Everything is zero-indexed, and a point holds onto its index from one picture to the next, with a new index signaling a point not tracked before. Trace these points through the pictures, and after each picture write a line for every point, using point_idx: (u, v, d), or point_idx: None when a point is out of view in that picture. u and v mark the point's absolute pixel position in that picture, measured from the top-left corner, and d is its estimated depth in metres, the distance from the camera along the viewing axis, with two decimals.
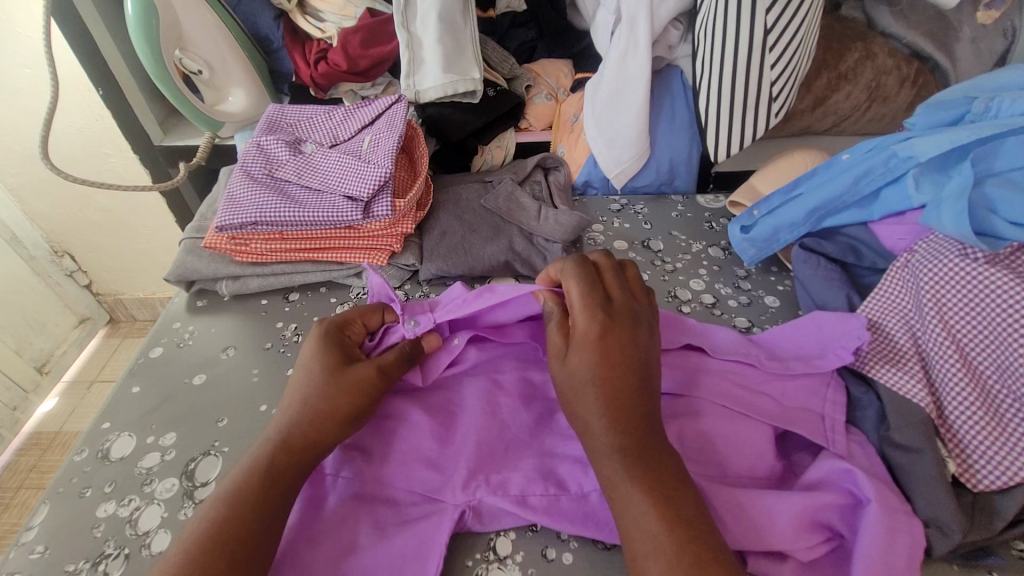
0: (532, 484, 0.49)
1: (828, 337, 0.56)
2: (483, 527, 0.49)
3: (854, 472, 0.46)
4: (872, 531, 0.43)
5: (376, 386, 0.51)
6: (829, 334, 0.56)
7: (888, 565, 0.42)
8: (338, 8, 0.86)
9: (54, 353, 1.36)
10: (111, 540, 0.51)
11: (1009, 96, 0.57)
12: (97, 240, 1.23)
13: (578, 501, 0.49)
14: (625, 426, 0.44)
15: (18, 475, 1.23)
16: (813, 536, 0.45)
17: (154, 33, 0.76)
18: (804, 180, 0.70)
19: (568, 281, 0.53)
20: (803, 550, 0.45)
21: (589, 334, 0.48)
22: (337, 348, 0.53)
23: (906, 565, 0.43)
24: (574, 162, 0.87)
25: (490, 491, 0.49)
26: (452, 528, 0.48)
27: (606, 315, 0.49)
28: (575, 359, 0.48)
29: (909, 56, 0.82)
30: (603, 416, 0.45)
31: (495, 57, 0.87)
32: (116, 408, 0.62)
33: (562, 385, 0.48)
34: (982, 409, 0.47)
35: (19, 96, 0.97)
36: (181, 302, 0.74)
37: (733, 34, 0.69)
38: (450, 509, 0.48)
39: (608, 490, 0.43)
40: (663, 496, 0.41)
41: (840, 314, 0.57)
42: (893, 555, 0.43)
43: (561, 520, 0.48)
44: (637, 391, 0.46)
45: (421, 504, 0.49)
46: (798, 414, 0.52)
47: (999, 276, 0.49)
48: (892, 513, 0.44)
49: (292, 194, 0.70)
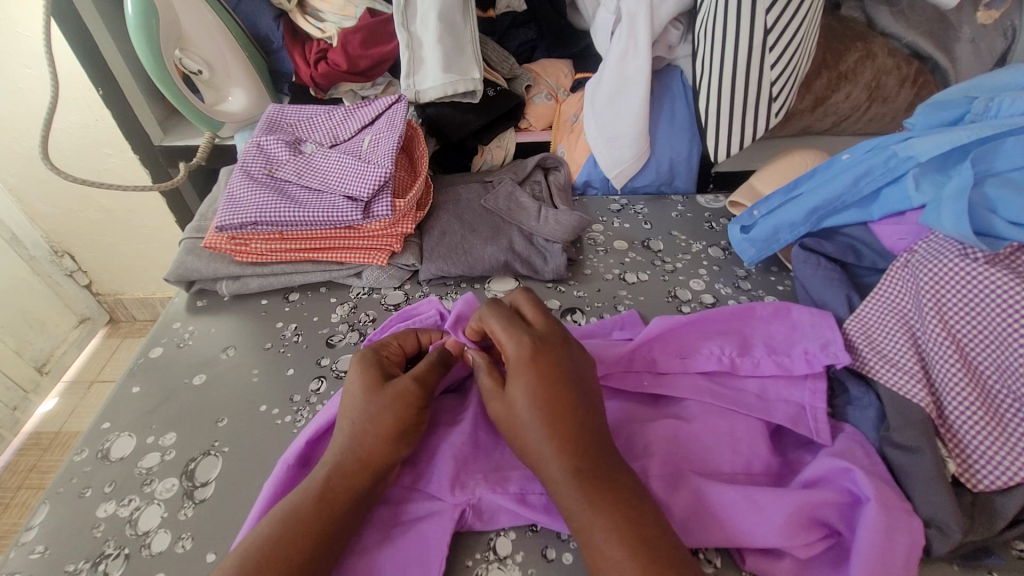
0: (532, 484, 0.49)
1: (797, 334, 0.58)
2: (485, 526, 0.49)
3: (853, 470, 0.46)
4: (872, 528, 0.43)
5: (418, 394, 0.49)
6: (799, 331, 0.58)
7: (887, 562, 0.42)
8: (338, 7, 0.86)
9: (54, 353, 1.36)
10: (111, 540, 0.51)
11: (1009, 96, 0.57)
12: (97, 240, 1.23)
13: None
14: (572, 442, 0.43)
15: (18, 475, 1.23)
16: (810, 533, 0.45)
17: (155, 33, 0.76)
18: (804, 180, 0.70)
19: (486, 320, 0.51)
20: (802, 547, 0.45)
21: (521, 362, 0.46)
22: (376, 365, 0.51)
23: (905, 563, 0.43)
24: (574, 162, 0.87)
25: (489, 491, 0.49)
26: (453, 528, 0.48)
27: (540, 337, 0.48)
28: (511, 387, 0.46)
29: (909, 56, 0.82)
30: (545, 437, 0.43)
31: (495, 57, 0.87)
32: (117, 408, 0.62)
33: (497, 412, 0.47)
34: (982, 409, 0.47)
35: (19, 96, 0.97)
36: (181, 302, 0.74)
37: (733, 34, 0.69)
38: (449, 509, 0.48)
39: (570, 515, 0.42)
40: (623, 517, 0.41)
41: (815, 312, 0.59)
42: (892, 553, 0.43)
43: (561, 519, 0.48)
44: (573, 402, 0.45)
45: (420, 506, 0.49)
46: (779, 405, 0.54)
47: (1000, 276, 0.49)
48: (891, 511, 0.44)
49: (292, 194, 0.70)
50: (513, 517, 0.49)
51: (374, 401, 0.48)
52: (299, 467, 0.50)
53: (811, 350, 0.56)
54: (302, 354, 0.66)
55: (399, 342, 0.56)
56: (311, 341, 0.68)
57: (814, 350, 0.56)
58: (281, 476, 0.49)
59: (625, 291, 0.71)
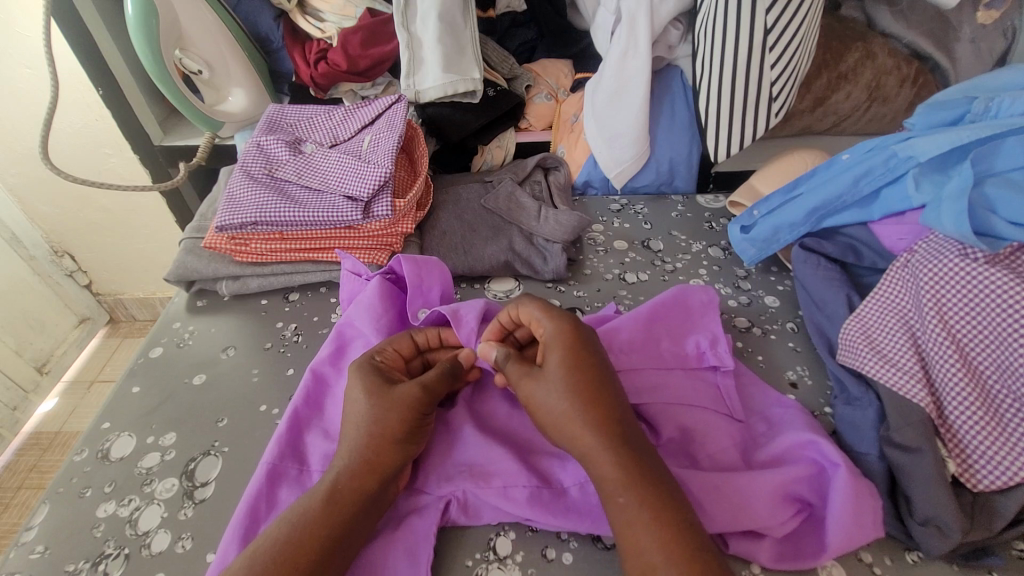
0: (514, 477, 0.49)
1: (686, 315, 0.59)
2: (471, 521, 0.50)
3: (817, 441, 0.48)
4: (843, 495, 0.45)
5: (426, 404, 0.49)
6: (687, 313, 0.59)
7: (859, 526, 0.45)
8: (338, 8, 0.86)
9: (54, 353, 1.35)
10: (111, 540, 0.51)
11: (1009, 96, 0.57)
12: (97, 240, 1.23)
13: (559, 495, 0.49)
14: (609, 422, 0.44)
15: (18, 475, 1.22)
16: (787, 511, 0.46)
17: (154, 34, 0.76)
18: (805, 180, 0.70)
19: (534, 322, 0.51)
20: (778, 526, 0.46)
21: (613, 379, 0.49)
22: (375, 372, 0.50)
23: (874, 524, 0.45)
24: (574, 162, 0.87)
25: (473, 485, 0.49)
26: (438, 522, 0.48)
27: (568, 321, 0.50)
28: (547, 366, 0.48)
29: (909, 56, 0.82)
30: (580, 415, 0.44)
31: (495, 57, 0.87)
32: (117, 408, 0.62)
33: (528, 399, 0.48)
34: (982, 409, 0.47)
35: (20, 96, 0.97)
36: (181, 302, 0.74)
37: (733, 34, 0.69)
38: (433, 499, 0.49)
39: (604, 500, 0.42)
40: (660, 508, 0.40)
41: (693, 290, 0.60)
42: (863, 517, 0.45)
43: (541, 511, 0.48)
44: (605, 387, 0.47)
45: (405, 505, 0.49)
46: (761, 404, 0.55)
47: (999, 275, 0.49)
48: (856, 479, 0.46)
49: (292, 194, 0.70)
50: (497, 514, 0.49)
51: (380, 409, 0.47)
52: (281, 464, 0.51)
53: (702, 345, 0.57)
54: (302, 354, 0.66)
55: (394, 348, 0.54)
56: (311, 341, 0.68)
57: (705, 345, 0.57)
58: (261, 481, 0.50)
59: (625, 291, 0.71)
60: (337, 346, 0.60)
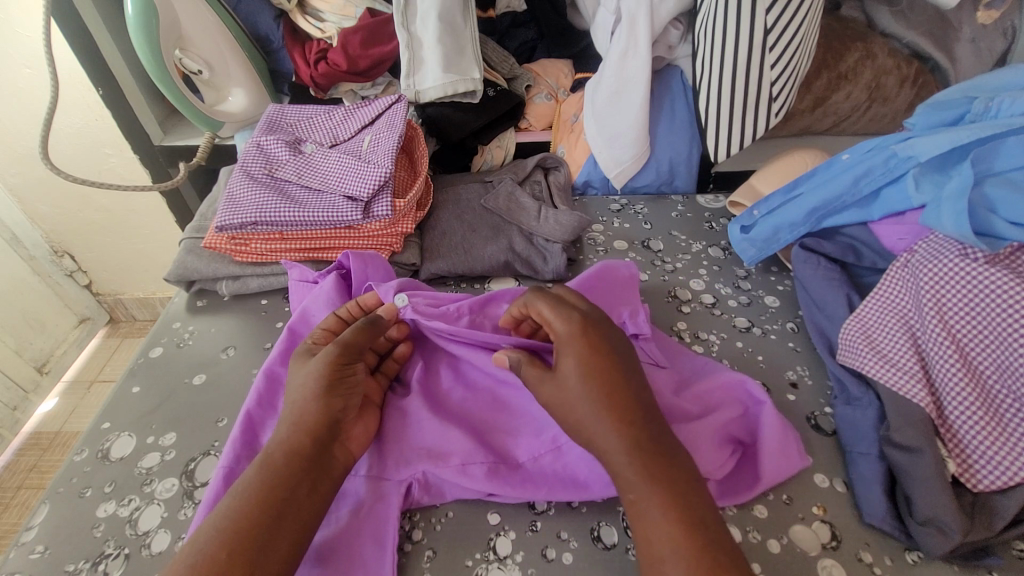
0: (471, 455, 0.51)
1: (606, 289, 0.61)
2: (433, 499, 0.51)
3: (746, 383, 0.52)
4: (771, 428, 0.50)
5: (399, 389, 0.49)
6: (605, 288, 0.61)
7: (785, 452, 0.50)
8: (338, 8, 0.86)
9: (54, 353, 1.35)
10: (111, 540, 0.51)
11: (1009, 96, 0.57)
12: (96, 240, 1.23)
13: (515, 468, 0.51)
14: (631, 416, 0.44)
15: (18, 475, 1.22)
16: (722, 456, 0.50)
17: (154, 33, 0.76)
18: (804, 180, 0.70)
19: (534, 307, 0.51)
20: (718, 469, 0.49)
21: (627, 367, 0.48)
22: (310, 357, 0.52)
23: (798, 454, 0.51)
24: (574, 162, 0.87)
25: (433, 466, 0.50)
26: (401, 505, 0.50)
27: (580, 315, 0.50)
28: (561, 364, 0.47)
29: (909, 56, 0.82)
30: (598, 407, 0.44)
31: (495, 57, 0.87)
32: (116, 408, 0.62)
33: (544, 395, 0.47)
34: (982, 409, 0.47)
35: (20, 96, 0.97)
36: (181, 302, 0.74)
37: (733, 34, 0.69)
38: (393, 484, 0.50)
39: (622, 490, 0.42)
40: (679, 500, 0.40)
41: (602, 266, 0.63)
42: (787, 446, 0.50)
43: (499, 484, 0.50)
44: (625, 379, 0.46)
45: (368, 493, 0.50)
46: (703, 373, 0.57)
47: (999, 275, 0.49)
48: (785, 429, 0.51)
49: (292, 194, 0.70)
50: (457, 491, 0.51)
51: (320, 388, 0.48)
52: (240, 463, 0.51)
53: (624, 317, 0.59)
54: None
55: (322, 329, 0.56)
56: None
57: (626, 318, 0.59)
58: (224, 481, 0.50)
59: None
60: (287, 343, 0.60)
